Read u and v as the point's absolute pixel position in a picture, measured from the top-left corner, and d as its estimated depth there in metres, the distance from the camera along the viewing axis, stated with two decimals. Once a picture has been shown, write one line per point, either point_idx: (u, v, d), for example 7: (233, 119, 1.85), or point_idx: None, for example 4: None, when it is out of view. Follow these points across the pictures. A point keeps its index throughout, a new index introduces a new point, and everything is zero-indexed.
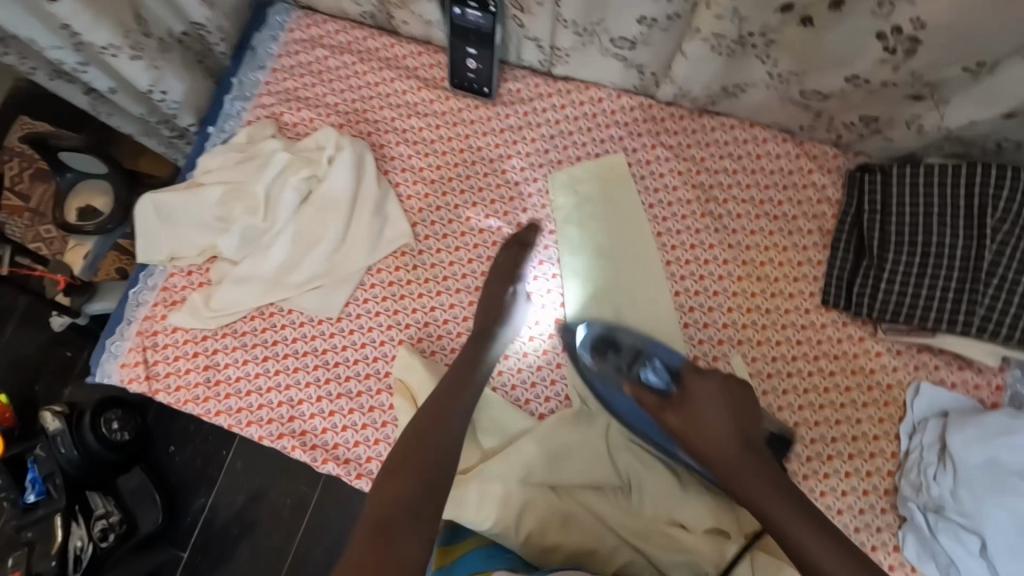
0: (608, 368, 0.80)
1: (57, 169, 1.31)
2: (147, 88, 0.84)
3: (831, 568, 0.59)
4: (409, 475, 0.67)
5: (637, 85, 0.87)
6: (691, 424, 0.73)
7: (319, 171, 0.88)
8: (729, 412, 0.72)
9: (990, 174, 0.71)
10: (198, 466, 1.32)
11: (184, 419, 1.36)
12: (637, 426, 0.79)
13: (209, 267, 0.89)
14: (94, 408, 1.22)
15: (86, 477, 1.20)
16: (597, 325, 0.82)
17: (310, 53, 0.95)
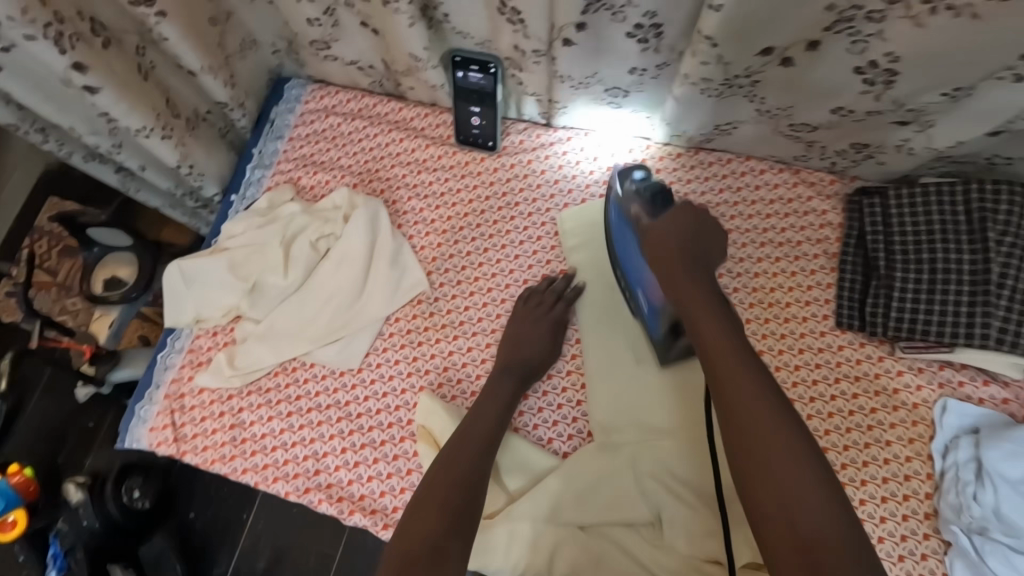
0: (628, 197, 0.81)
1: (85, 244, 1.37)
2: (176, 164, 0.90)
3: (735, 377, 0.59)
4: (439, 503, 0.64)
5: (634, 129, 0.92)
6: (657, 235, 0.72)
7: (337, 229, 0.92)
8: (693, 236, 0.71)
9: (986, 189, 0.73)
10: (218, 526, 1.30)
11: (206, 482, 1.35)
12: (622, 259, 0.83)
13: (234, 327, 0.92)
14: (116, 476, 1.23)
15: (109, 548, 1.20)
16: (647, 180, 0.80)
17: (324, 121, 1.01)
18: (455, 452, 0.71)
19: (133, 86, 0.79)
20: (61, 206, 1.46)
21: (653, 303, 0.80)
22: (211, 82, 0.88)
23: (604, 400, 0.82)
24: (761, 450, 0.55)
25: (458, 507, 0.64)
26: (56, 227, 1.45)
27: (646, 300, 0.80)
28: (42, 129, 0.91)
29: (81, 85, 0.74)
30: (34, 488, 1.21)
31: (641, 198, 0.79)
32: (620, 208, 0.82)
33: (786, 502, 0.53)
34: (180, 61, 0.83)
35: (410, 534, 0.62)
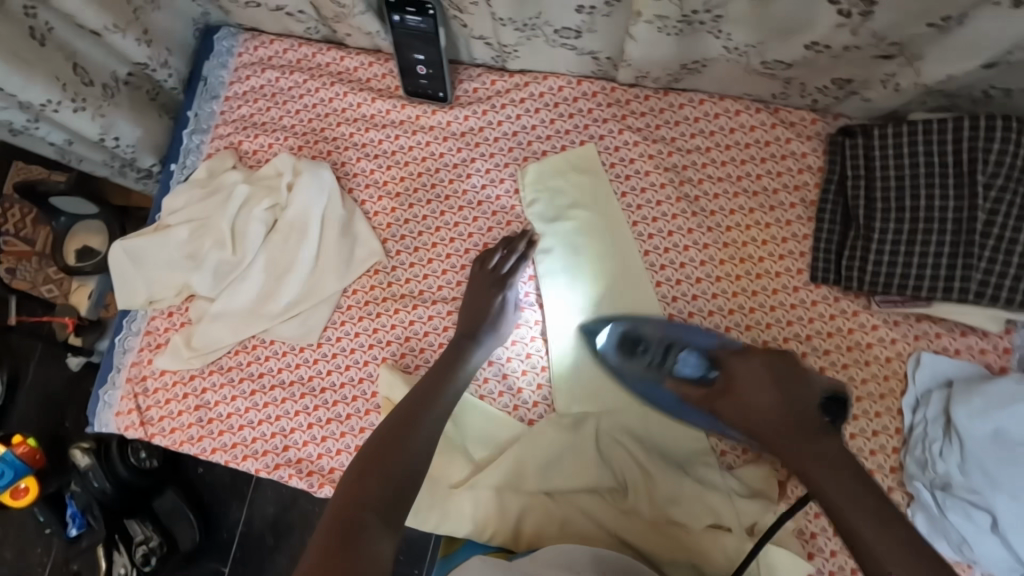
0: (638, 366, 0.77)
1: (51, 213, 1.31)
2: (98, 136, 0.83)
3: (838, 489, 0.61)
4: (384, 468, 0.65)
5: (595, 70, 0.83)
6: (742, 402, 0.71)
7: (282, 199, 0.86)
8: (778, 378, 0.69)
9: (978, 126, 0.66)
10: (228, 482, 1.32)
11: None
12: (676, 411, 0.76)
13: (188, 306, 0.89)
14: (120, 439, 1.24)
15: (121, 506, 1.22)
16: (614, 325, 0.79)
17: (261, 76, 0.93)
18: (404, 420, 0.70)
19: (28, 53, 0.71)
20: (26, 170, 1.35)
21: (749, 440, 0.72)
22: (122, 42, 0.79)
23: (570, 366, 0.80)
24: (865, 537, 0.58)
25: (403, 477, 0.65)
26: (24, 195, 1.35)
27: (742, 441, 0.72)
28: None
29: None
30: (42, 454, 1.23)
31: (678, 374, 0.76)
32: (644, 377, 0.77)
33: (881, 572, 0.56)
34: (79, 20, 0.74)
35: (350, 500, 0.62)
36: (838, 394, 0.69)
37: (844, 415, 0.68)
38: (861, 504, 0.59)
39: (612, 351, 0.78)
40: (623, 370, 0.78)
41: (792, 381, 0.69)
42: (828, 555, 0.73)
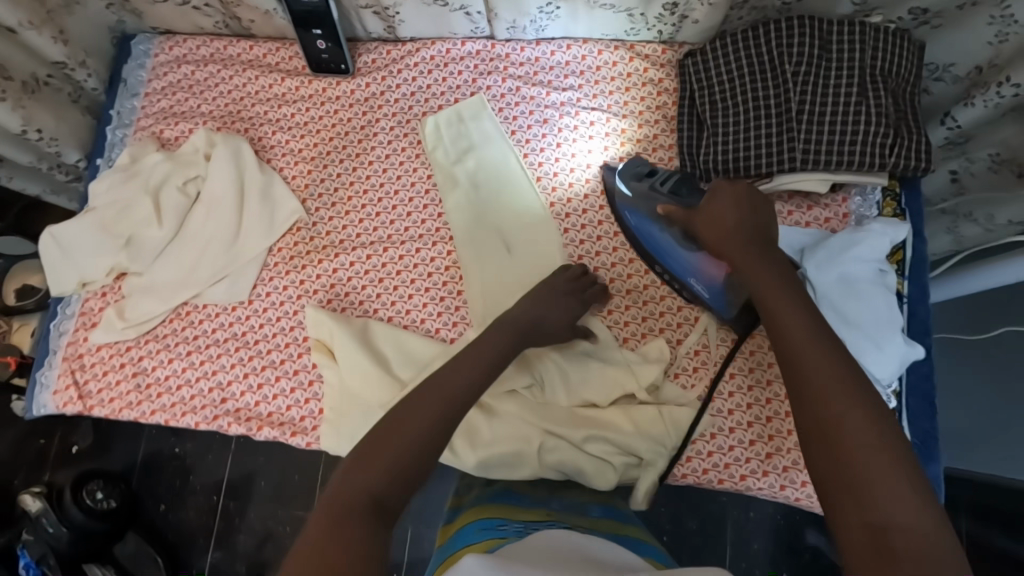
0: (642, 196, 0.84)
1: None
2: (21, 128, 0.89)
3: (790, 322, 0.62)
4: (388, 450, 0.57)
5: (473, 29, 0.95)
6: (715, 217, 0.75)
7: (202, 171, 0.93)
8: (752, 203, 0.74)
9: (781, 27, 0.80)
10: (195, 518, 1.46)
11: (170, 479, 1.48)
12: (657, 252, 0.83)
13: (120, 285, 0.93)
14: (74, 485, 1.33)
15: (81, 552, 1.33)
16: (631, 164, 0.87)
17: (178, 71, 1.01)
18: (413, 397, 0.63)
19: None
20: None
21: (711, 284, 0.80)
22: (38, 39, 0.87)
23: (479, 285, 0.87)
24: (793, 346, 0.61)
25: (405, 458, 0.57)
26: None
27: (704, 286, 0.80)
28: None
29: None
30: None
31: (666, 196, 0.84)
32: (638, 209, 0.84)
33: (816, 388, 0.57)
34: None
35: (354, 475, 0.56)
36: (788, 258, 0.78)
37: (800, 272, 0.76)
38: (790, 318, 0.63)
39: (626, 183, 0.85)
40: (629, 198, 0.84)
41: (762, 208, 0.74)
42: (726, 414, 0.80)
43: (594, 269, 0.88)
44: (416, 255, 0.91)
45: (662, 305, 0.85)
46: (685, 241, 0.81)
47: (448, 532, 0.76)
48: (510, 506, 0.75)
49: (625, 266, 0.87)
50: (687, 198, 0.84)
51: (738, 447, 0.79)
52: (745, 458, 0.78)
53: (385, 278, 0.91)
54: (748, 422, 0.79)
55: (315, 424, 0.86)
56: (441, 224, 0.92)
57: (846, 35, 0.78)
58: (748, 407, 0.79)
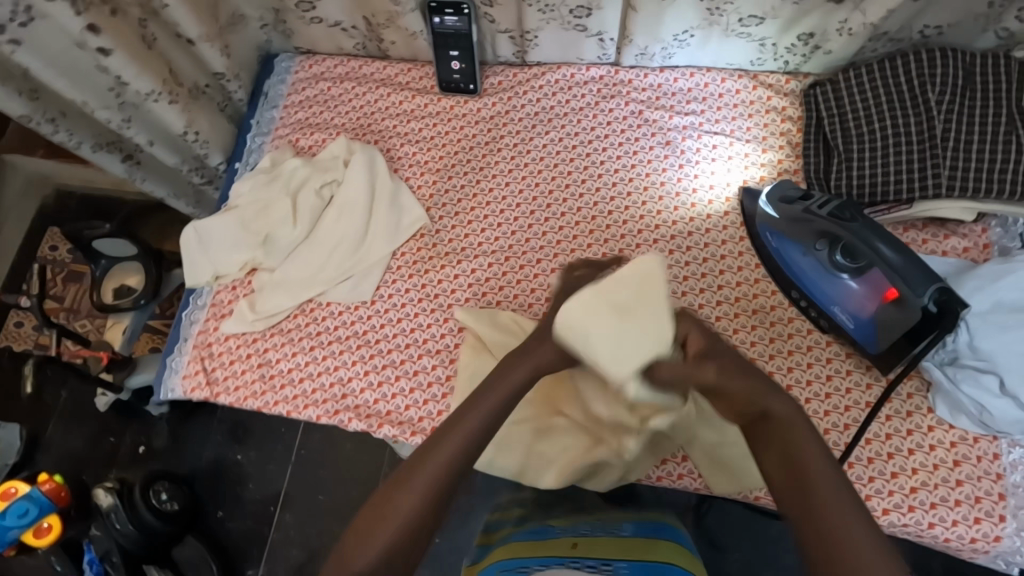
0: (787, 219, 0.81)
1: (93, 258, 1.69)
2: (184, 129, 0.96)
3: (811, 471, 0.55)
4: (358, 553, 0.58)
5: (600, 56, 0.99)
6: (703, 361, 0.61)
7: (339, 175, 0.98)
8: (883, 238, 0.71)
9: (920, 58, 0.81)
10: (249, 527, 1.59)
11: (232, 490, 1.63)
12: (797, 277, 0.82)
13: (252, 280, 0.97)
14: (143, 484, 1.50)
15: (142, 550, 1.46)
16: (777, 189, 0.83)
17: (315, 87, 1.08)
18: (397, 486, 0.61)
19: (140, 53, 0.85)
20: (58, 234, 1.86)
21: (857, 315, 0.76)
22: (209, 50, 0.94)
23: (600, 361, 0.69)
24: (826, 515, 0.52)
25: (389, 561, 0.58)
26: (60, 257, 1.83)
27: (849, 316, 0.77)
28: (52, 119, 1.04)
29: (96, 47, 0.79)
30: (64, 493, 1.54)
31: (814, 215, 0.76)
32: (781, 232, 0.82)
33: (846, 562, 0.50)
34: (180, 30, 0.90)
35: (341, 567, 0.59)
36: (948, 300, 0.66)
37: (957, 314, 0.66)
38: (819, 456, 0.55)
39: (774, 205, 0.82)
40: (772, 220, 0.83)
41: (909, 256, 0.70)
42: (864, 444, 0.76)
43: (718, 288, 0.87)
44: (537, 265, 0.93)
45: (791, 327, 0.83)
46: (835, 268, 0.78)
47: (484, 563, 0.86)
48: (534, 543, 0.86)
49: (750, 286, 0.86)
50: (851, 223, 0.73)
51: (878, 479, 0.74)
52: (888, 492, 0.74)
53: (505, 286, 0.93)
54: (887, 453, 0.75)
55: (433, 425, 0.86)
56: (561, 239, 0.94)
57: (990, 68, 0.79)
58: (887, 438, 0.76)
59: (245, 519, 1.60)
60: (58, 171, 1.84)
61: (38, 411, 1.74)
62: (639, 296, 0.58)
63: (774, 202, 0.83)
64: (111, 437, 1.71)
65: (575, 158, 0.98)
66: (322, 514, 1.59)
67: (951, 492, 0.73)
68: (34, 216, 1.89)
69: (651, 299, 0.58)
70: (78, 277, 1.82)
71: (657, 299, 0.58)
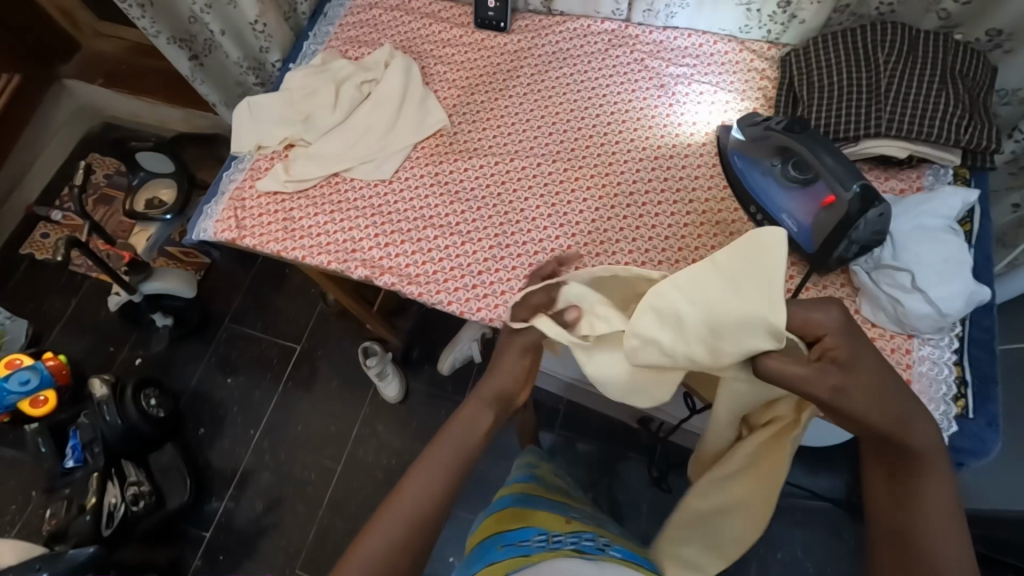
0: (750, 143, 0.95)
1: (135, 170, 1.81)
2: (254, 19, 1.14)
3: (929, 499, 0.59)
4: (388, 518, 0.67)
5: (613, 12, 1.17)
6: (852, 373, 0.59)
7: (378, 76, 1.14)
8: (822, 144, 0.86)
9: (875, 29, 0.98)
10: (228, 447, 1.67)
11: (214, 407, 1.73)
12: (755, 193, 0.95)
13: (288, 152, 1.12)
14: (134, 386, 1.59)
15: (125, 444, 1.53)
16: (744, 122, 0.97)
17: (368, 13, 1.26)
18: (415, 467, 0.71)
19: None
20: (101, 160, 2.03)
21: (801, 222, 0.89)
22: None
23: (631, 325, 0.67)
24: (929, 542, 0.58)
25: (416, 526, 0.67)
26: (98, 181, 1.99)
27: (794, 223, 0.90)
28: (141, 5, 1.19)
29: None
30: (64, 373, 1.63)
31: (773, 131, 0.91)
32: (744, 152, 0.96)
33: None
34: None
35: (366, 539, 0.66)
36: (869, 194, 0.80)
37: (879, 199, 0.80)
38: (939, 491, 0.59)
39: (741, 130, 0.97)
40: (738, 144, 0.97)
41: (839, 156, 0.85)
42: None
43: (689, 202, 1.01)
44: (537, 168, 1.07)
45: None
46: (787, 181, 0.91)
47: (473, 538, 0.97)
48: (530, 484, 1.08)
49: (717, 203, 1.00)
50: (801, 134, 0.88)
51: None
52: None
53: (507, 181, 1.06)
54: None
55: (430, 279, 0.99)
56: (561, 150, 1.08)
57: (930, 42, 0.95)
58: None
59: (226, 439, 1.68)
60: (111, 102, 2.01)
61: (47, 314, 1.85)
62: (754, 258, 0.57)
63: (745, 128, 0.97)
64: (113, 345, 1.82)
65: (583, 90, 1.14)
66: (304, 431, 1.67)
67: None
68: (80, 138, 2.06)
69: (766, 274, 0.57)
70: (108, 200, 1.96)
71: (772, 277, 0.57)
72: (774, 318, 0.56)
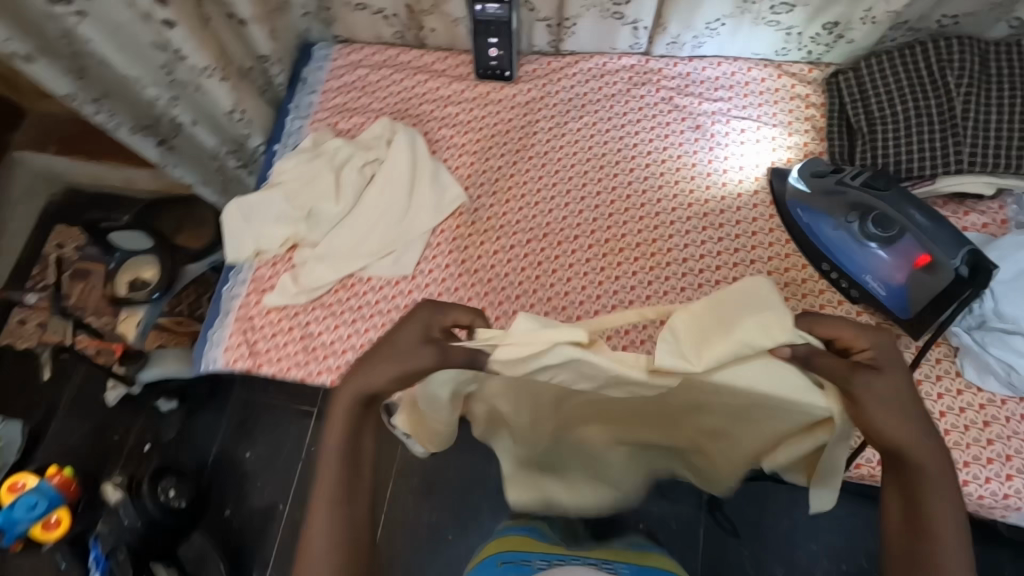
0: (818, 196, 0.85)
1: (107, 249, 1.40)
2: (231, 108, 0.99)
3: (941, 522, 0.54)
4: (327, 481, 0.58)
5: (632, 46, 1.04)
6: (885, 404, 0.55)
7: (381, 155, 1.01)
8: (913, 202, 0.76)
9: (938, 45, 0.87)
10: (257, 524, 1.36)
11: (241, 478, 1.39)
12: (828, 251, 0.85)
13: (292, 255, 0.99)
14: (151, 476, 1.27)
15: (150, 547, 1.24)
16: (806, 172, 0.87)
17: (353, 73, 1.11)
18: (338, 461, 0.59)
19: (197, 31, 0.88)
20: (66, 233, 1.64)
21: (888, 284, 0.81)
22: (258, 32, 0.98)
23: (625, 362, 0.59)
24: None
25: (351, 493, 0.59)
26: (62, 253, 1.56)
27: (880, 284, 0.81)
28: (95, 100, 1.03)
29: (161, 19, 0.82)
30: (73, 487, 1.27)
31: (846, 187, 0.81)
32: (811, 206, 0.86)
33: None
34: (234, 9, 0.93)
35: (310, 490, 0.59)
36: (979, 262, 0.73)
37: (990, 270, 0.72)
38: (948, 509, 0.54)
39: (806, 181, 0.86)
40: (801, 196, 0.87)
41: (938, 216, 0.75)
42: None
43: (750, 263, 0.91)
44: (575, 242, 0.96)
45: (823, 298, 0.87)
46: (865, 238, 0.81)
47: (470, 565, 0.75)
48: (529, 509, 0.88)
49: (782, 260, 0.90)
50: (885, 193, 0.77)
51: None
52: None
53: (544, 261, 0.96)
54: None
55: None
56: (597, 216, 0.98)
57: (1004, 54, 0.85)
58: None
59: None
60: None
61: None
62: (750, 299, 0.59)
63: (808, 180, 0.86)
64: (118, 433, 1.46)
65: (609, 142, 1.02)
66: None
67: (983, 450, 0.76)
68: None
69: (758, 298, 0.58)
70: None
71: (767, 305, 0.57)
72: (777, 314, 0.56)
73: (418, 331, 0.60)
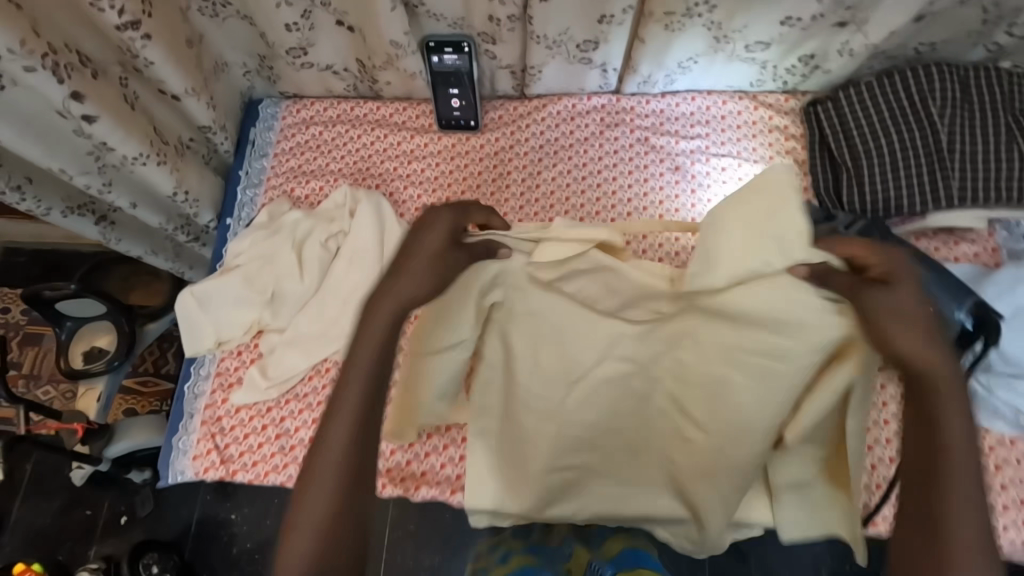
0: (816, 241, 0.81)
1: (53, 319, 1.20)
2: (173, 191, 0.90)
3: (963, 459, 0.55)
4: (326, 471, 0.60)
5: (601, 86, 0.99)
6: (900, 324, 0.57)
7: (345, 226, 0.94)
8: (910, 252, 0.75)
9: (917, 73, 0.84)
10: None
11: (227, 544, 1.25)
12: None
13: (257, 342, 0.91)
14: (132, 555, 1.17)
15: None
16: (800, 213, 0.85)
17: (306, 132, 1.03)
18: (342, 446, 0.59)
19: (124, 117, 0.78)
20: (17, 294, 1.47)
21: None
22: (196, 105, 0.88)
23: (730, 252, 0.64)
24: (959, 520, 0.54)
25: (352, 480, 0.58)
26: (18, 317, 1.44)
27: None
28: (18, 186, 0.92)
29: (80, 115, 0.73)
30: None
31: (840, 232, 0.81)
32: None
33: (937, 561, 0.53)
34: (164, 86, 0.83)
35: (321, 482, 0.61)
36: (984, 315, 0.69)
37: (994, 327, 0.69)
38: (963, 431, 0.56)
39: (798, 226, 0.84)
40: None
41: (935, 266, 0.74)
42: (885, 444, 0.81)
43: None
44: None
45: None
46: None
47: None
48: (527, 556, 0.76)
49: None
50: (883, 244, 0.79)
51: None
52: None
53: None
54: None
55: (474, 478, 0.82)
56: None
57: (984, 80, 0.83)
58: None
59: None
60: None
61: None
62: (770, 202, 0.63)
63: (800, 225, 0.84)
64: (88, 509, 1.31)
65: (586, 190, 0.96)
66: None
67: (997, 496, 0.74)
68: None
69: (781, 191, 0.63)
70: None
71: (785, 205, 0.63)
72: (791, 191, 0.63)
73: (438, 235, 0.65)
